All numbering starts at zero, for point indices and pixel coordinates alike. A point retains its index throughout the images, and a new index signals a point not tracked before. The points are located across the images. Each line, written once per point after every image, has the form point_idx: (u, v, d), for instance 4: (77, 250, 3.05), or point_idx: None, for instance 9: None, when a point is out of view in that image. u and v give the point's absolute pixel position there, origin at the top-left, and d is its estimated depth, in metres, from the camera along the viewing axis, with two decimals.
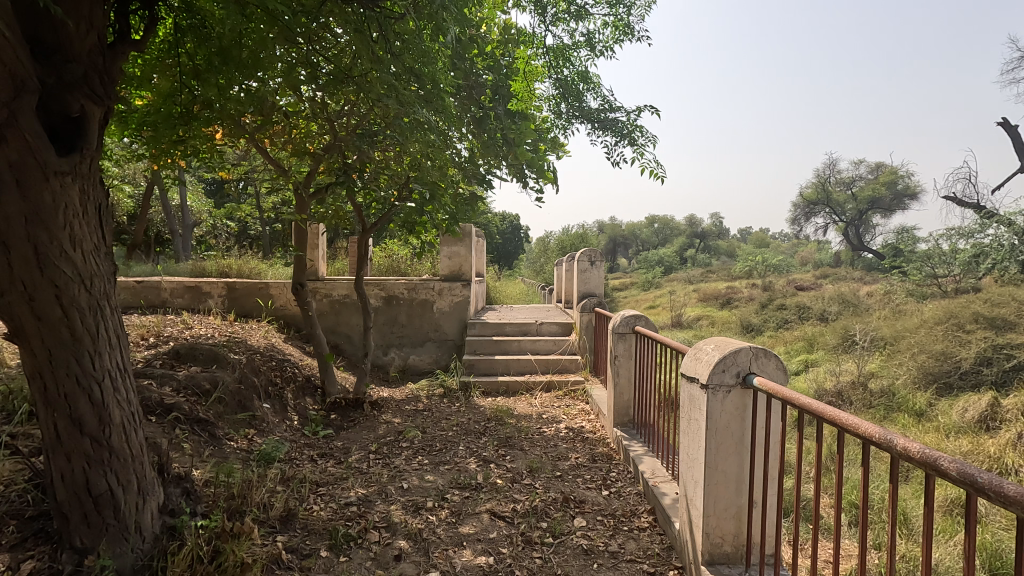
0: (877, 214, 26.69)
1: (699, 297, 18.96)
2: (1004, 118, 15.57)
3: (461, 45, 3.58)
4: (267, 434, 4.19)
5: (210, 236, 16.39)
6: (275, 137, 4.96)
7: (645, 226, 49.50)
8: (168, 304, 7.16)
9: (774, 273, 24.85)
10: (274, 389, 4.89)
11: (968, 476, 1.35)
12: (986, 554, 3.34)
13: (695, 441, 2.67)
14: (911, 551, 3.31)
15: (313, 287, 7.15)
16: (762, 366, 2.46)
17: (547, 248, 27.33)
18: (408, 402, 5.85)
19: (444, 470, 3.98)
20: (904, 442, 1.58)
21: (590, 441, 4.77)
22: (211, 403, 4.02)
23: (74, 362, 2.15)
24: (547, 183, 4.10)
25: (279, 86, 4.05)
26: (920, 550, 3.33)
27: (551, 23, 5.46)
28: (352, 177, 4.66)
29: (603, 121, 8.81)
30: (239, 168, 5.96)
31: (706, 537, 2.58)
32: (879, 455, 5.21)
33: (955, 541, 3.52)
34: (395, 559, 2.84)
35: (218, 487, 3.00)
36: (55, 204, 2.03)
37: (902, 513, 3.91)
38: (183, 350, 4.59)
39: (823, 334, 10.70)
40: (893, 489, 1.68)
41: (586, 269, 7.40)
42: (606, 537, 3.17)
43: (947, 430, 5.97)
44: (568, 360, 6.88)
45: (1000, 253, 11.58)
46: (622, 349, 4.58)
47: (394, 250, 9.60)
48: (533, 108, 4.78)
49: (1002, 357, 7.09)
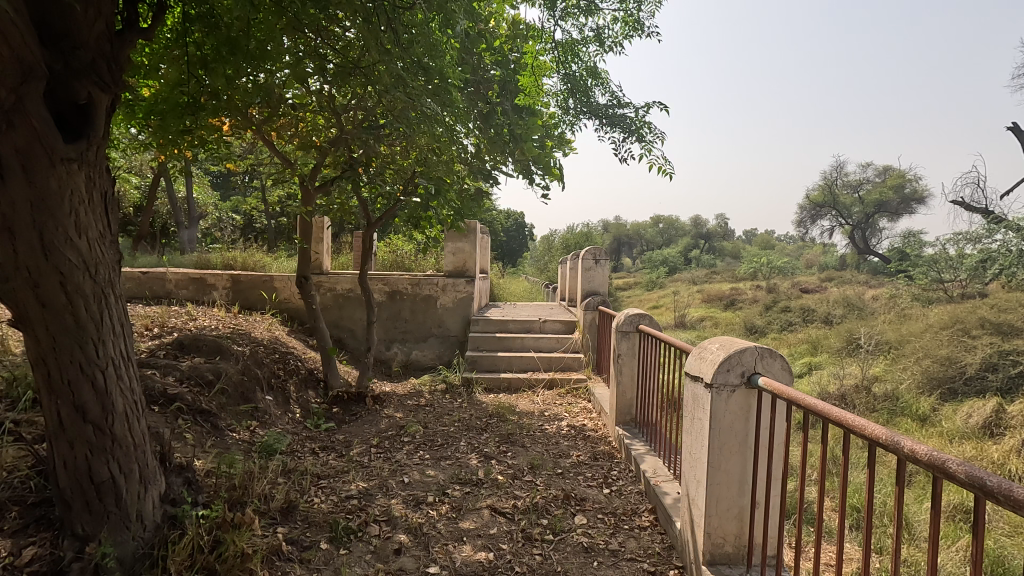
0: (884, 218, 26.52)
1: (702, 298, 18.93)
2: (1014, 124, 15.47)
3: (470, 38, 3.58)
4: (269, 427, 4.20)
5: (215, 227, 16.42)
6: (282, 130, 4.98)
7: (650, 226, 49.44)
8: (172, 295, 7.17)
9: (778, 275, 24.81)
10: (277, 381, 4.90)
11: (976, 480, 1.34)
12: (989, 560, 3.31)
13: (698, 441, 2.66)
14: (913, 555, 3.30)
15: (317, 280, 7.16)
16: (768, 366, 2.44)
17: (551, 246, 27.29)
18: (410, 397, 5.85)
19: (445, 465, 3.97)
20: (911, 444, 1.56)
21: (591, 439, 4.77)
22: (214, 395, 4.02)
23: (78, 349, 2.15)
24: (553, 180, 4.10)
25: (287, 79, 4.07)
26: (922, 554, 3.31)
27: (560, 18, 5.40)
28: (358, 171, 4.69)
29: (611, 118, 8.72)
30: (246, 160, 5.98)
31: (707, 537, 2.56)
32: (882, 459, 5.17)
33: (958, 546, 3.49)
34: (395, 553, 2.84)
35: (220, 477, 3.00)
36: (61, 189, 2.03)
37: (904, 518, 3.88)
38: (186, 341, 4.60)
39: (827, 337, 10.66)
40: (900, 495, 1.64)
41: (590, 267, 7.36)
42: (606, 535, 3.16)
43: (950, 436, 5.93)
44: (571, 358, 6.86)
45: (1008, 258, 11.49)
46: (626, 348, 4.56)
47: (398, 245, 9.61)
48: (541, 104, 4.73)
49: (1008, 363, 7.04)
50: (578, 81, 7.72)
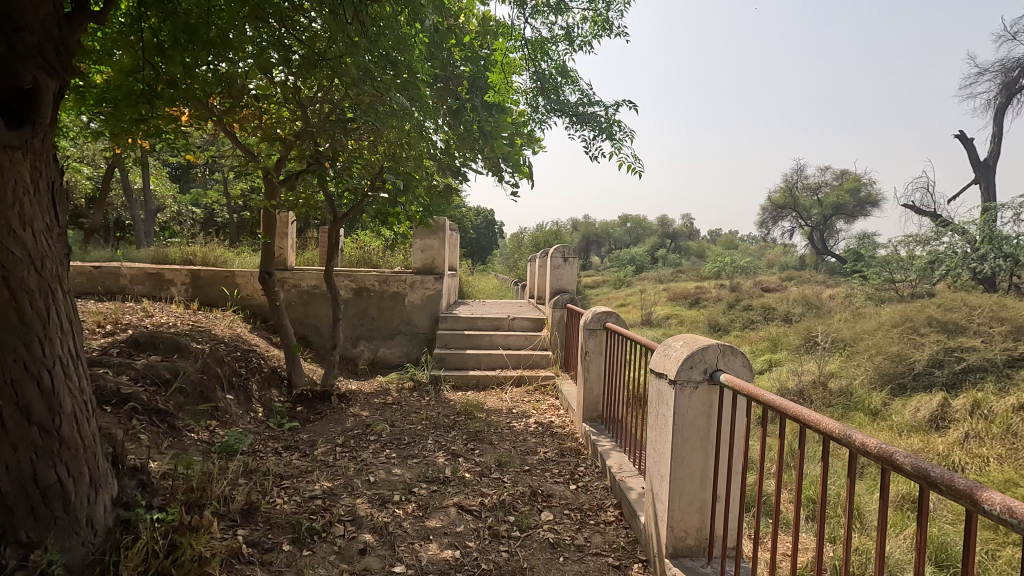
0: (841, 221, 27.53)
1: (668, 296, 19.31)
2: (961, 132, 16.23)
3: (439, 33, 3.56)
4: (230, 426, 4.08)
5: (173, 220, 15.79)
6: (245, 121, 4.84)
7: (618, 225, 50.08)
8: (127, 291, 6.91)
9: (740, 275, 25.50)
10: (238, 379, 4.76)
11: (921, 471, 1.40)
12: (933, 547, 3.49)
13: (662, 436, 2.71)
14: (863, 544, 3.44)
15: (281, 276, 7.00)
16: (729, 363, 2.50)
17: (521, 244, 27.28)
18: (377, 395, 5.78)
19: (412, 463, 3.94)
20: (862, 437, 1.63)
21: (559, 436, 4.81)
22: (172, 394, 3.89)
23: (23, 347, 2.05)
24: (522, 178, 4.11)
25: (250, 69, 3.96)
26: (872, 542, 3.46)
27: (530, 16, 5.40)
28: (324, 165, 4.57)
29: (580, 116, 8.77)
30: (207, 152, 5.79)
31: (670, 530, 2.62)
32: (837, 453, 5.37)
33: (905, 533, 3.66)
34: (360, 553, 2.80)
35: (176, 479, 2.91)
36: (3, 178, 1.92)
37: (856, 508, 4.05)
38: (142, 339, 4.44)
39: (786, 335, 11.00)
40: (851, 487, 1.70)
41: (559, 266, 7.38)
42: (572, 530, 3.20)
43: (899, 429, 6.23)
44: (539, 355, 6.91)
45: (954, 260, 12.06)
46: (593, 345, 4.60)
47: (366, 242, 9.48)
48: (511, 101, 4.73)
49: (954, 359, 7.40)
50: (548, 79, 7.74)
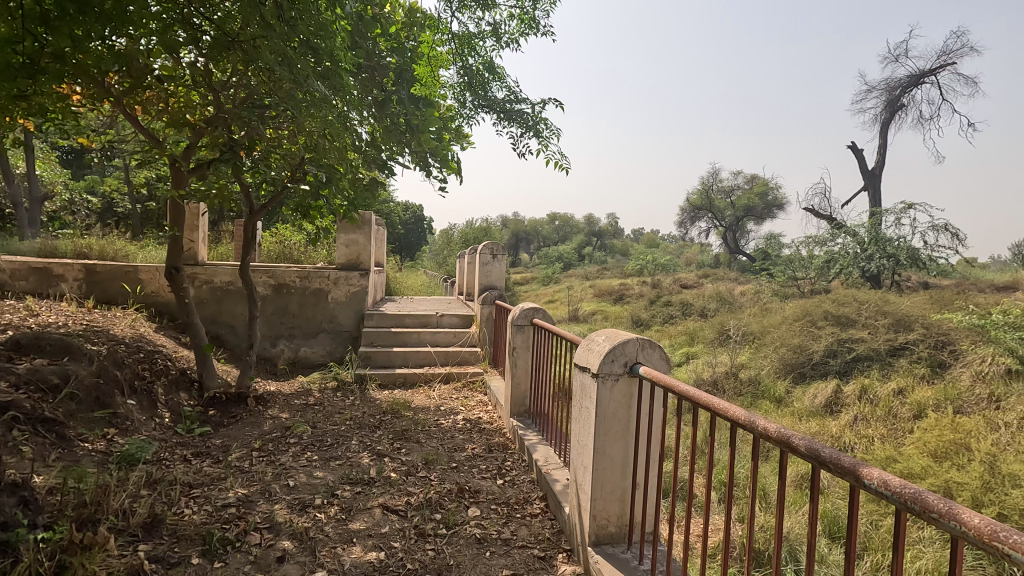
0: (751, 222, 29.48)
1: (594, 293, 19.88)
2: (853, 144, 17.84)
3: (364, 22, 3.47)
4: (132, 434, 3.76)
5: (63, 210, 14.30)
6: (148, 104, 4.47)
7: (546, 223, 50.89)
8: (7, 287, 6.18)
9: (661, 272, 26.68)
10: (141, 383, 4.40)
11: (814, 451, 1.54)
12: (827, 521, 3.82)
13: (585, 429, 2.80)
14: (768, 521, 3.72)
15: (190, 272, 6.54)
16: (648, 356, 2.62)
17: (450, 240, 27.05)
18: (297, 396, 5.54)
19: (335, 466, 3.81)
20: (764, 422, 1.76)
21: (486, 431, 4.83)
22: (61, 401, 3.53)
23: None
24: (450, 173, 4.09)
25: (153, 47, 3.66)
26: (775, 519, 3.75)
27: (456, 10, 5.36)
28: (239, 153, 4.32)
29: (507, 113, 8.83)
30: (103, 136, 5.30)
31: (593, 519, 2.70)
32: (746, 438, 5.76)
33: (804, 510, 4.00)
34: (277, 561, 2.68)
35: (65, 495, 2.65)
36: None
37: (762, 488, 4.37)
38: (24, 340, 3.99)
39: (702, 329, 11.65)
40: (754, 468, 1.83)
41: (488, 262, 7.40)
42: (498, 525, 3.22)
43: (799, 414, 6.78)
44: (468, 352, 6.90)
45: (847, 259, 13.25)
46: (520, 341, 4.66)
47: (286, 236, 9.05)
48: (438, 95, 4.67)
49: (846, 350, 8.14)
50: (475, 74, 7.73)
